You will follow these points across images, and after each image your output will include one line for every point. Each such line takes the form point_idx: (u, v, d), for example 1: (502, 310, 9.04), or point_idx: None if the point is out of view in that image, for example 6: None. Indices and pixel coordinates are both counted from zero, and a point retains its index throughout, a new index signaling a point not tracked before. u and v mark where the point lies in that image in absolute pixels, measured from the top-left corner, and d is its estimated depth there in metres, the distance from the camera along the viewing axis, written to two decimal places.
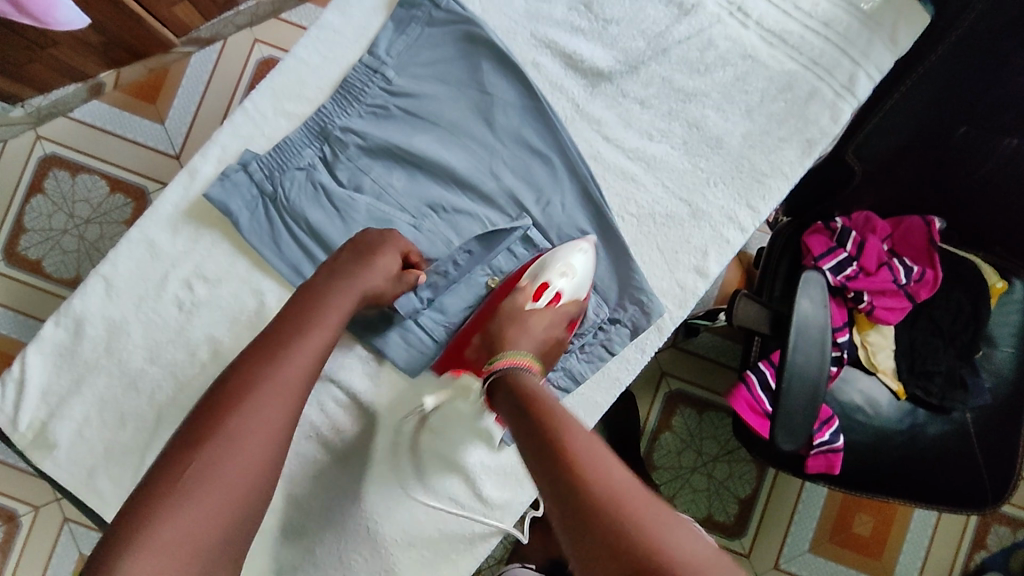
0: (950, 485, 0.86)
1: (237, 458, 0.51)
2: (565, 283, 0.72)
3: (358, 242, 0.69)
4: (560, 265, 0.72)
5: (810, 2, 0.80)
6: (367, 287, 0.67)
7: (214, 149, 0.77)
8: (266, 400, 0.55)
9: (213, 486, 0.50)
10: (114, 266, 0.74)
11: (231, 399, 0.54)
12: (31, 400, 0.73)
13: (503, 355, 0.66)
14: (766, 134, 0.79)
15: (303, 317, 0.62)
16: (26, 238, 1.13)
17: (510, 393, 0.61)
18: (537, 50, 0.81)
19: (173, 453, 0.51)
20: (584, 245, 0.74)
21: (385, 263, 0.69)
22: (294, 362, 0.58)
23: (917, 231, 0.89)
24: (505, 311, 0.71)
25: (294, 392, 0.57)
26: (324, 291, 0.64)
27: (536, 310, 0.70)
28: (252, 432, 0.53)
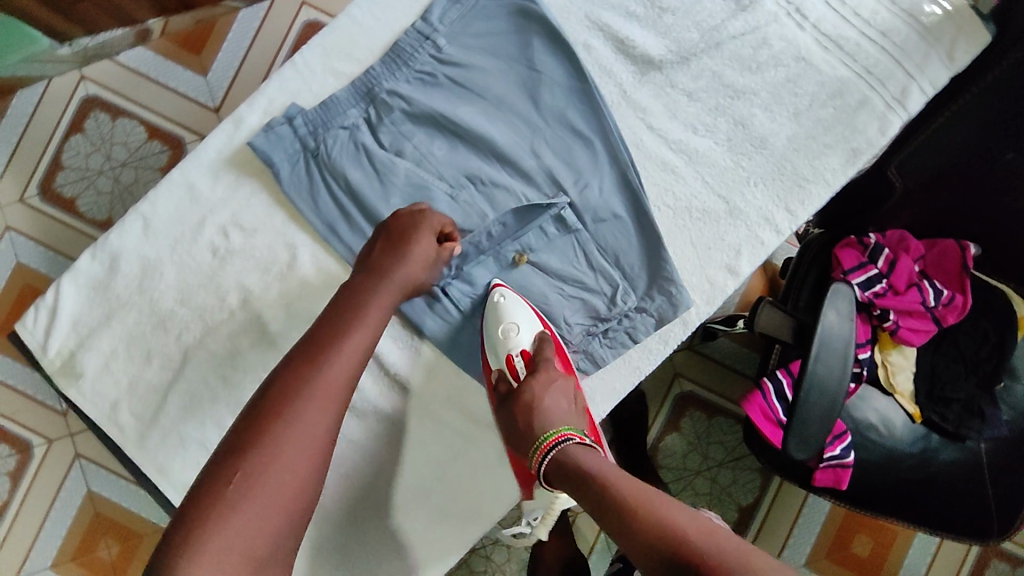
0: (954, 516, 0.87)
1: (290, 452, 0.55)
2: (521, 337, 0.72)
3: (393, 233, 0.70)
4: (501, 330, 0.72)
5: (868, 10, 0.79)
6: (404, 279, 0.68)
7: (260, 100, 0.78)
8: (316, 397, 0.58)
9: (264, 484, 0.53)
10: (153, 206, 0.76)
11: (283, 396, 0.57)
12: (62, 328, 0.75)
13: (547, 435, 0.68)
14: (811, 139, 0.78)
15: (348, 314, 0.64)
16: (62, 175, 1.15)
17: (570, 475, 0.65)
18: (590, 33, 0.81)
19: (228, 450, 0.54)
20: (499, 294, 0.74)
21: (420, 251, 0.69)
22: (341, 358, 0.61)
23: (952, 255, 0.88)
24: (505, 403, 0.71)
25: (340, 387, 0.60)
26: (366, 287, 0.66)
27: (527, 376, 0.72)
28: (303, 427, 0.56)
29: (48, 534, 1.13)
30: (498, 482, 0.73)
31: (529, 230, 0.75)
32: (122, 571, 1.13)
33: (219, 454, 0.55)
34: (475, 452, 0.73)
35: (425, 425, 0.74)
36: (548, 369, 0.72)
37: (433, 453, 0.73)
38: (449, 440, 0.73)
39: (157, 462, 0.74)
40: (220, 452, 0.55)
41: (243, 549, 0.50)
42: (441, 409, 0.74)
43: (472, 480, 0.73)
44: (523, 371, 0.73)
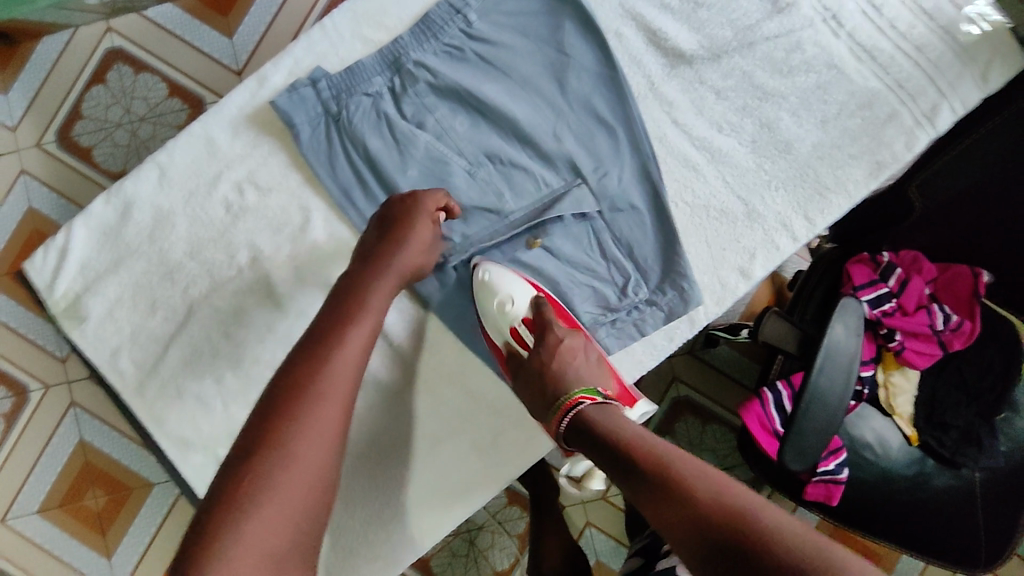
0: (944, 542, 0.87)
1: (306, 444, 0.53)
2: (516, 307, 0.71)
3: (387, 220, 0.68)
4: (496, 305, 0.71)
5: (907, 23, 0.78)
6: (404, 266, 0.67)
7: (286, 61, 0.78)
8: (327, 384, 0.56)
9: (283, 482, 0.50)
10: (170, 157, 0.76)
11: (291, 389, 0.55)
12: (70, 270, 0.75)
13: (564, 397, 0.65)
14: (836, 148, 0.78)
15: (352, 303, 0.62)
16: (81, 124, 1.15)
17: (592, 437, 0.60)
18: (622, 21, 0.80)
19: (242, 449, 0.52)
20: (483, 271, 0.72)
21: (418, 238, 0.68)
22: (348, 345, 0.59)
23: (964, 280, 0.86)
24: (521, 372, 0.69)
25: (349, 372, 0.58)
26: (369, 275, 0.65)
27: (536, 341, 0.69)
28: (318, 415, 0.54)
29: (37, 479, 1.13)
30: (490, 466, 0.73)
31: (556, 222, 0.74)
32: (107, 522, 1.13)
33: (232, 457, 0.52)
34: (471, 430, 0.73)
35: (424, 398, 0.73)
36: (551, 329, 0.69)
37: (428, 432, 0.73)
38: (445, 420, 0.73)
39: (153, 412, 0.74)
40: (232, 457, 0.52)
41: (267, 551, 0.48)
42: (440, 385, 0.74)
43: (464, 458, 0.73)
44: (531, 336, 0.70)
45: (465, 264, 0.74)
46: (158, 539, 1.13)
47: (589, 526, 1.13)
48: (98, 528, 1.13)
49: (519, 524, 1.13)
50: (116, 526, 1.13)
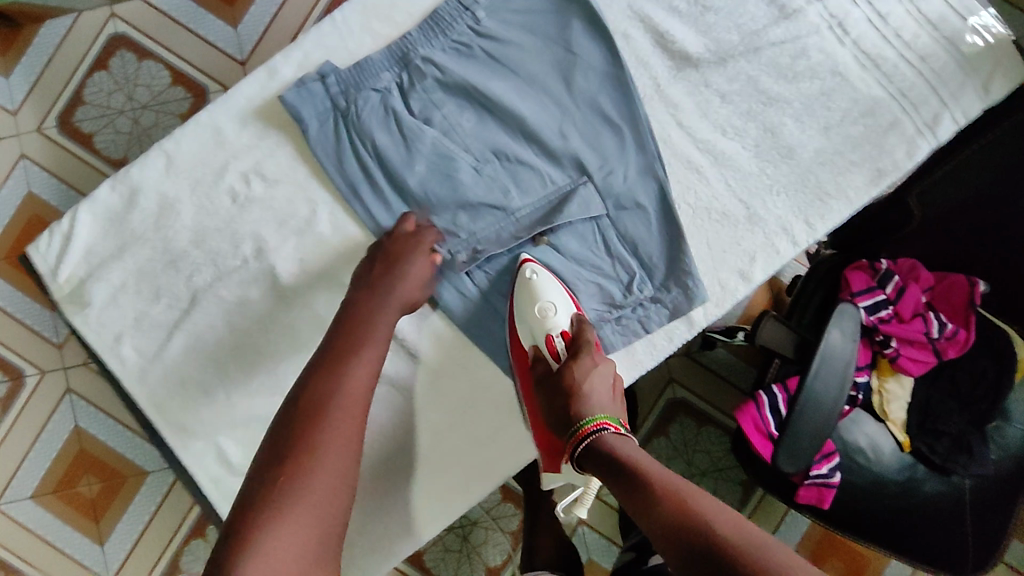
0: (933, 548, 0.87)
1: (328, 452, 0.56)
2: (557, 318, 0.72)
3: (389, 253, 0.70)
4: (539, 309, 0.72)
5: (910, 33, 0.79)
6: (405, 297, 0.68)
7: (296, 53, 0.78)
8: (337, 413, 0.58)
9: (310, 486, 0.54)
10: (178, 145, 0.76)
11: (301, 420, 0.57)
12: (74, 255, 0.75)
13: (583, 421, 0.66)
14: (838, 154, 0.78)
15: (357, 334, 0.64)
16: (83, 110, 1.15)
17: (605, 461, 0.62)
18: (630, 23, 0.81)
19: (270, 460, 0.55)
20: (529, 270, 0.73)
21: (419, 268, 0.70)
22: (356, 372, 0.61)
23: (959, 290, 0.88)
24: (546, 380, 0.70)
25: (358, 400, 0.60)
26: (372, 307, 0.67)
27: (569, 356, 0.71)
28: (329, 443, 0.56)
29: (32, 464, 1.13)
30: (489, 463, 0.73)
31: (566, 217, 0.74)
32: (101, 509, 1.14)
33: (245, 492, 0.54)
34: (470, 424, 0.73)
35: (425, 393, 0.74)
36: (592, 353, 0.70)
37: (428, 427, 0.73)
38: (445, 415, 0.73)
39: (154, 399, 0.74)
40: (245, 490, 0.54)
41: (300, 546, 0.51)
42: (441, 381, 0.74)
43: (463, 453, 0.73)
44: (563, 351, 0.72)
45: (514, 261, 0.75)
46: (152, 527, 1.14)
47: (582, 524, 1.14)
48: (91, 515, 1.14)
49: (513, 520, 1.13)
50: (109, 513, 1.14)
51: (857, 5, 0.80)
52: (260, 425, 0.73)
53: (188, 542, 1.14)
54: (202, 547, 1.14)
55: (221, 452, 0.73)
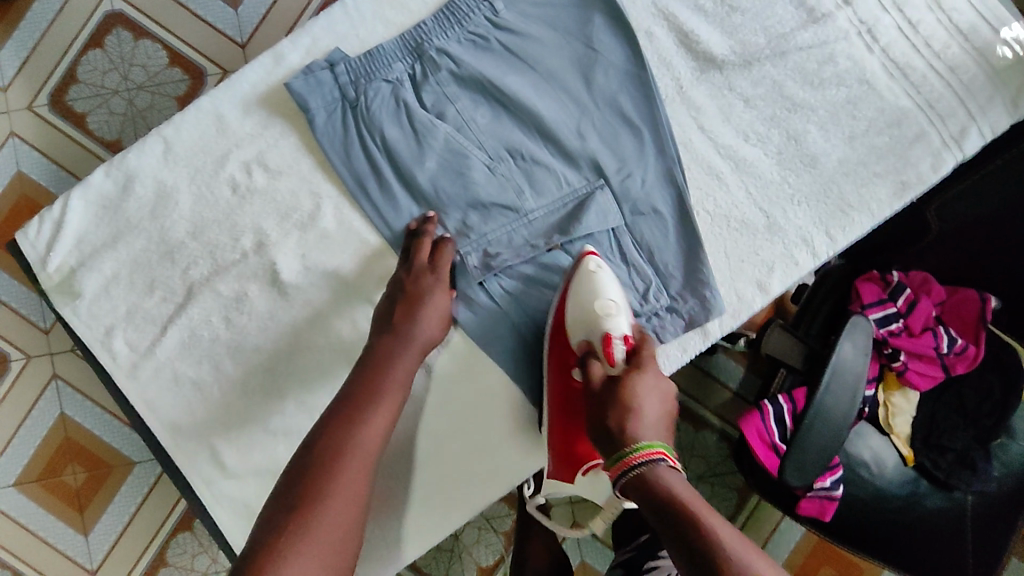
0: (934, 564, 0.85)
1: (336, 505, 0.55)
2: (620, 321, 0.67)
3: (407, 292, 0.66)
4: (602, 307, 0.66)
5: (941, 42, 0.76)
6: (425, 341, 0.65)
7: (304, 39, 0.75)
8: (349, 468, 0.57)
9: (314, 540, 0.53)
10: (177, 131, 0.73)
11: (314, 472, 0.56)
12: (65, 243, 0.72)
13: (630, 449, 0.60)
14: (862, 165, 0.76)
15: (376, 379, 0.62)
16: (76, 89, 1.10)
17: (649, 495, 0.57)
18: (654, 21, 0.78)
19: (280, 509, 0.55)
20: (595, 264, 0.68)
21: (438, 310, 0.66)
22: (371, 423, 0.60)
23: (970, 305, 0.86)
24: (598, 386, 0.64)
25: (371, 456, 0.59)
26: (390, 349, 0.64)
27: (626, 365, 0.65)
28: (340, 502, 0.55)
29: (15, 452, 1.10)
30: (494, 470, 0.71)
31: (582, 227, 0.71)
32: (85, 500, 1.10)
33: (252, 541, 0.53)
34: (475, 430, 0.71)
35: (431, 396, 0.71)
36: (647, 363, 0.65)
37: (431, 431, 0.70)
38: (450, 419, 0.71)
39: (146, 395, 0.71)
40: (250, 544, 0.53)
41: None
42: (444, 384, 0.71)
43: (467, 460, 0.71)
44: (622, 358, 0.65)
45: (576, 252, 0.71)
46: (137, 519, 1.11)
47: (576, 527, 1.12)
48: (75, 505, 1.10)
49: (505, 521, 1.11)
50: (94, 503, 1.10)
51: (887, 12, 0.77)
52: (256, 427, 0.70)
53: (174, 535, 1.11)
54: (189, 541, 1.11)
55: (213, 453, 0.70)
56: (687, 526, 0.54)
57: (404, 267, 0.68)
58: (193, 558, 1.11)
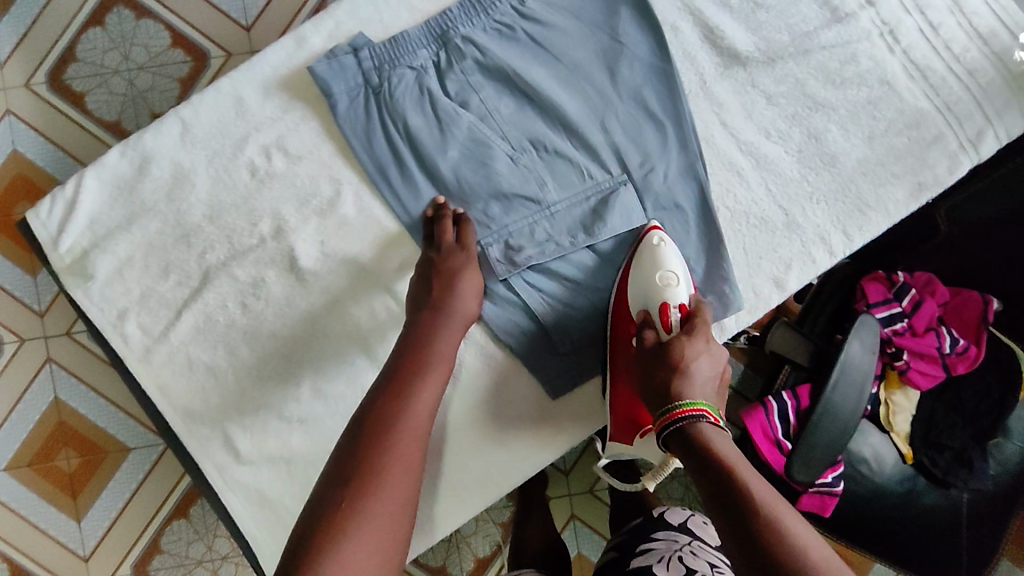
0: (929, 558, 0.87)
1: (394, 474, 0.53)
2: (680, 292, 0.67)
3: (440, 268, 0.66)
4: (660, 276, 0.67)
5: (961, 46, 0.77)
6: (463, 317, 0.65)
7: (327, 23, 0.74)
8: (400, 443, 0.55)
9: (377, 509, 0.51)
10: (195, 112, 0.72)
11: (370, 443, 0.55)
12: (78, 224, 0.70)
13: (677, 403, 0.60)
14: (881, 165, 0.76)
15: (421, 355, 0.61)
16: (75, 67, 1.08)
17: (695, 453, 0.57)
18: (679, 15, 0.78)
19: (334, 480, 0.53)
20: (657, 237, 0.69)
21: (472, 287, 0.66)
22: (421, 398, 0.59)
23: (973, 306, 0.87)
24: (654, 348, 0.65)
25: (421, 427, 0.57)
26: (434, 327, 0.63)
27: (683, 331, 0.65)
28: (392, 487, 0.53)
29: (8, 435, 1.08)
30: (513, 459, 0.71)
31: (607, 226, 0.71)
32: (80, 485, 1.09)
33: (309, 514, 0.51)
34: (494, 419, 0.71)
35: (453, 386, 0.70)
36: (707, 329, 0.65)
37: (451, 420, 0.70)
38: (472, 408, 0.70)
39: (158, 380, 0.70)
40: (300, 528, 0.50)
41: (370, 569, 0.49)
42: (466, 375, 0.71)
43: (487, 449, 0.71)
44: (678, 325, 0.66)
45: (626, 236, 0.72)
46: (132, 506, 1.09)
47: (574, 519, 1.12)
48: (68, 490, 1.09)
49: (504, 513, 1.11)
50: (88, 489, 1.09)
51: (909, 13, 0.78)
52: (270, 414, 0.69)
53: (170, 522, 1.09)
54: (184, 529, 1.09)
55: (227, 440, 0.69)
56: (724, 474, 0.55)
57: (432, 249, 0.68)
58: (188, 545, 1.09)
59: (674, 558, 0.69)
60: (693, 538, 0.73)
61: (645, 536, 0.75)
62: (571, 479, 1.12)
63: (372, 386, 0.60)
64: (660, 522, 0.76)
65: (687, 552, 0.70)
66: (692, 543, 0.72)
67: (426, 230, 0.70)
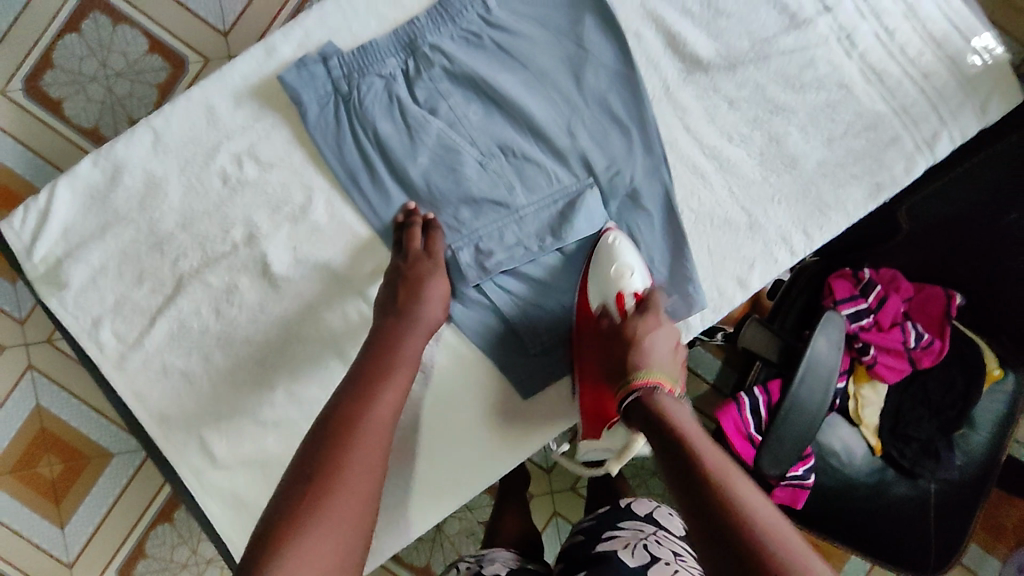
0: (892, 542, 0.90)
1: (358, 469, 0.55)
2: (634, 282, 0.71)
3: (406, 275, 0.68)
4: (615, 268, 0.70)
5: (915, 50, 0.79)
6: (429, 322, 0.67)
7: (297, 32, 0.75)
8: (363, 438, 0.57)
9: (340, 500, 0.53)
10: (166, 122, 0.72)
11: (336, 440, 0.56)
12: (52, 233, 0.71)
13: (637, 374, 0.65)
14: (839, 167, 0.79)
15: (385, 358, 0.63)
16: (52, 74, 1.08)
17: (653, 422, 0.61)
18: (642, 22, 0.80)
19: (301, 475, 0.54)
20: (612, 236, 0.72)
21: (437, 294, 0.68)
22: (384, 398, 0.60)
23: (936, 301, 0.90)
24: (612, 337, 0.69)
25: (384, 425, 0.59)
26: (399, 331, 0.65)
27: (640, 316, 0.69)
28: (354, 484, 0.54)
29: None
30: (484, 460, 0.73)
31: (574, 231, 0.72)
32: (62, 491, 1.09)
33: (274, 507, 0.53)
34: (464, 423, 0.72)
35: (426, 394, 0.72)
36: (657, 310, 0.70)
37: (422, 425, 0.72)
38: (443, 412, 0.72)
39: (134, 386, 0.71)
40: (263, 525, 0.51)
41: (334, 556, 0.50)
42: (438, 380, 0.72)
43: (457, 452, 0.72)
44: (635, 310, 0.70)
45: (587, 240, 0.74)
46: (116, 510, 1.10)
47: (556, 515, 1.14)
48: (51, 496, 1.09)
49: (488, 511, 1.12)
50: (71, 495, 1.09)
51: (865, 19, 0.80)
52: (245, 418, 0.71)
53: (154, 526, 1.10)
54: (168, 533, 1.10)
55: (203, 445, 0.70)
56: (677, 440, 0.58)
57: (400, 256, 0.69)
58: (172, 549, 1.10)
59: (640, 545, 0.71)
60: (658, 528, 0.75)
61: (610, 523, 0.76)
62: (553, 476, 1.14)
63: (338, 388, 0.62)
64: (627, 512, 0.78)
65: (652, 540, 0.73)
66: (657, 533, 0.74)
67: (395, 237, 0.71)
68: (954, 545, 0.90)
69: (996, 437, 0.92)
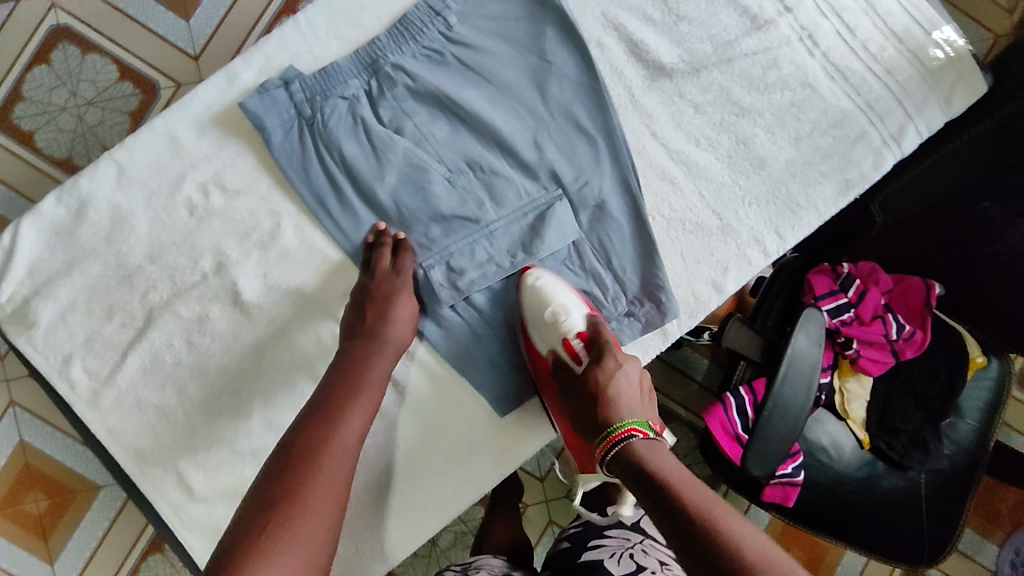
0: (888, 536, 0.90)
1: (319, 497, 0.55)
2: (571, 321, 0.70)
3: (372, 295, 0.67)
4: (552, 313, 0.69)
5: (878, 45, 0.79)
6: (396, 342, 0.67)
7: (258, 58, 0.75)
8: (325, 465, 0.57)
9: (297, 529, 0.53)
10: (130, 154, 0.72)
11: (298, 467, 0.56)
12: (18, 272, 0.70)
13: (612, 427, 0.63)
14: (808, 165, 0.79)
15: (351, 381, 0.63)
16: (22, 106, 1.07)
17: (631, 468, 0.60)
18: (604, 31, 0.80)
19: (262, 502, 0.54)
20: (534, 276, 0.71)
21: (404, 313, 0.67)
22: (349, 423, 0.60)
23: (916, 291, 0.89)
24: (571, 386, 0.68)
25: (349, 451, 0.59)
26: (365, 353, 0.65)
27: (588, 358, 0.68)
28: (315, 513, 0.54)
29: None
30: (467, 477, 0.72)
31: (546, 245, 0.72)
32: (49, 526, 1.08)
33: (233, 534, 0.53)
34: (445, 441, 0.72)
35: (402, 412, 0.72)
36: (603, 347, 0.68)
37: (402, 445, 0.71)
38: (423, 430, 0.72)
39: (109, 423, 0.70)
40: (220, 553, 0.51)
41: None
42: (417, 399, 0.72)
43: (438, 470, 0.72)
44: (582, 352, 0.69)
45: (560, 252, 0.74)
46: (105, 544, 1.08)
47: (552, 524, 1.13)
48: (39, 533, 1.08)
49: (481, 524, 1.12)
50: (59, 531, 1.08)
51: (826, 17, 0.80)
52: (222, 448, 0.70)
53: (146, 558, 1.09)
54: (160, 564, 1.09)
55: (180, 478, 0.69)
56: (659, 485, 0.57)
57: (367, 274, 0.69)
58: None
59: (625, 556, 0.71)
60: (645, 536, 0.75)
61: (597, 533, 0.76)
62: (547, 486, 1.13)
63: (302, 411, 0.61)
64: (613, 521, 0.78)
65: (638, 550, 0.72)
66: (643, 542, 0.74)
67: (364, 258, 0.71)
68: (948, 534, 0.91)
69: (983, 424, 0.93)
